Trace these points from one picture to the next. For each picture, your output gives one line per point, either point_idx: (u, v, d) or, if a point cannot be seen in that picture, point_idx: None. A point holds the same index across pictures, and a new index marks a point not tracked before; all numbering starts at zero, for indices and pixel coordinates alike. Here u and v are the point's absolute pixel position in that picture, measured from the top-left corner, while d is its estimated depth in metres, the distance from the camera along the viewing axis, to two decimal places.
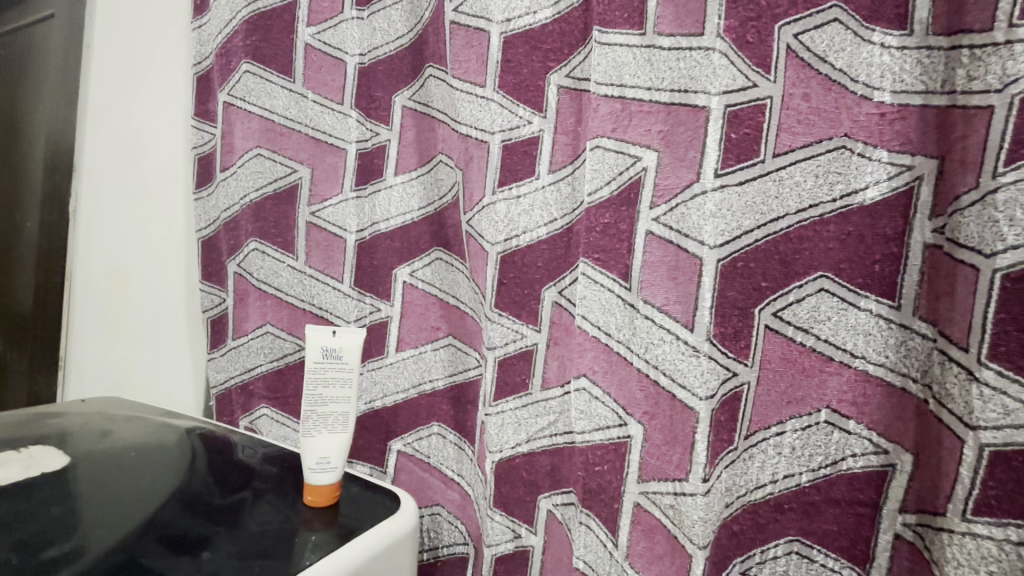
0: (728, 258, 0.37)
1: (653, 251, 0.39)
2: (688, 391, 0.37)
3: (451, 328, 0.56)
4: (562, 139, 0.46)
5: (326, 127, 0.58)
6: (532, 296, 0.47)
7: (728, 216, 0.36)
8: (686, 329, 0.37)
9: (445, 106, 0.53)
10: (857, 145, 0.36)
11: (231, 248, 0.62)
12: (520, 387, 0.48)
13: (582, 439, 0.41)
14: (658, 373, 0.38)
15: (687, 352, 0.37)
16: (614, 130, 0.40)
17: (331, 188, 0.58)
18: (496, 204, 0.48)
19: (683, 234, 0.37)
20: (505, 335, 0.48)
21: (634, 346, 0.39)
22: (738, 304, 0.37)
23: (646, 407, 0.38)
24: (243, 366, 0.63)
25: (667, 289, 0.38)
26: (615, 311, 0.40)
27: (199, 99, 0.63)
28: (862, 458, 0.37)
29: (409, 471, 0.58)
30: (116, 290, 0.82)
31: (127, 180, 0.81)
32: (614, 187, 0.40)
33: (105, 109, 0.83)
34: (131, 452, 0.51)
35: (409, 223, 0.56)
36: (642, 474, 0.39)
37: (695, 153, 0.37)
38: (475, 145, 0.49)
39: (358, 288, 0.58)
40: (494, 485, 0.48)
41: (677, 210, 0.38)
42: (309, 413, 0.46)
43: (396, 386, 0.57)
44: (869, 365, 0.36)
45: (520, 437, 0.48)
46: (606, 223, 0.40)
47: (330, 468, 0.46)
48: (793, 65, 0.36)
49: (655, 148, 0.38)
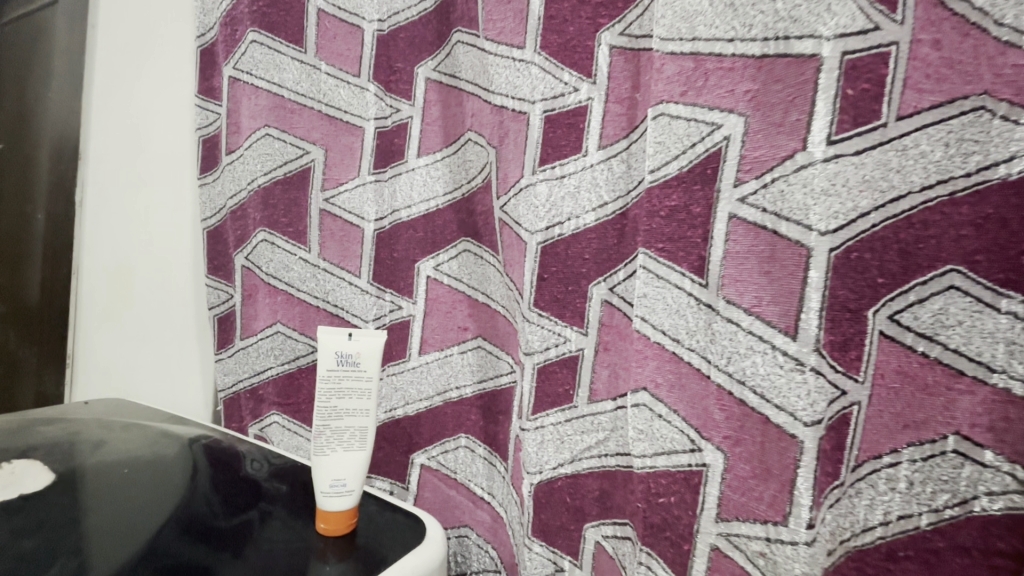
0: (841, 247, 0.29)
1: (737, 240, 0.32)
2: (787, 413, 0.30)
3: (480, 329, 0.49)
4: (614, 108, 0.39)
5: (342, 103, 0.51)
6: (577, 294, 0.40)
7: (840, 194, 0.29)
8: (784, 336, 0.30)
9: (474, 75, 0.46)
10: (1000, 106, 0.26)
11: (238, 239, 0.57)
12: (563, 400, 0.41)
13: (641, 464, 0.34)
14: (743, 390, 0.31)
15: (786, 365, 0.30)
16: (686, 93, 0.32)
17: (346, 171, 0.52)
18: (535, 184, 0.41)
19: (781, 216, 0.30)
20: (546, 339, 0.41)
21: (711, 355, 0.32)
22: (850, 305, 0.30)
23: (728, 430, 0.32)
24: (253, 368, 0.57)
25: (759, 286, 0.31)
26: (685, 313, 0.33)
27: (203, 75, 0.58)
28: (1003, 498, 0.28)
29: (433, 488, 0.52)
30: (121, 284, 0.78)
31: (131, 167, 0.76)
32: (683, 163, 0.33)
33: (110, 92, 0.79)
34: (123, 469, 0.45)
35: (433, 210, 0.49)
36: (721, 511, 0.32)
37: (799, 115, 0.30)
38: (511, 118, 0.43)
39: (378, 284, 0.52)
40: (533, 512, 0.42)
41: (773, 185, 0.30)
42: (322, 429, 0.40)
43: (420, 393, 0.51)
44: (1015, 382, 0.27)
45: (563, 457, 0.41)
46: (673, 207, 0.33)
47: (347, 492, 0.40)
48: (922, 3, 0.28)
49: (742, 113, 0.31)
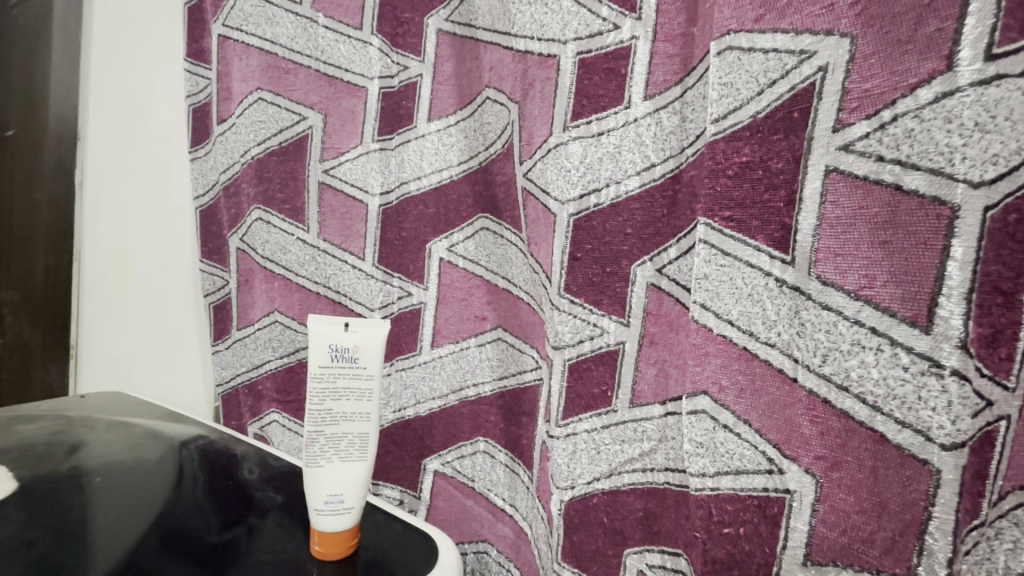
0: (999, 205, 0.21)
1: (837, 203, 0.24)
2: (914, 431, 0.22)
3: (500, 318, 0.43)
4: (663, 48, 0.32)
5: (342, 60, 0.45)
6: (616, 276, 0.34)
7: (1001, 129, 0.20)
8: (911, 328, 0.22)
9: (494, 21, 0.39)
10: None
11: (232, 218, 0.52)
12: (599, 402, 0.35)
13: (698, 486, 0.27)
14: (845, 399, 0.24)
15: (915, 368, 0.22)
16: (762, 18, 0.25)
17: (348, 139, 0.46)
18: (567, 143, 0.34)
19: (908, 166, 0.22)
20: (579, 331, 0.34)
21: (798, 352, 0.25)
22: (1001, 286, 0.21)
23: (821, 449, 0.25)
24: (251, 361, 0.52)
25: (870, 261, 0.23)
26: (763, 300, 0.26)
27: (193, 36, 0.52)
28: None
29: (448, 497, 0.46)
30: (123, 272, 0.74)
31: (132, 146, 0.71)
32: (759, 107, 0.25)
33: (109, 67, 0.74)
34: (100, 476, 0.41)
35: (446, 182, 0.43)
36: (812, 553, 0.25)
37: (939, 24, 0.21)
38: (538, 65, 0.36)
39: (385, 268, 0.45)
40: (564, 533, 0.35)
41: (894, 126, 0.22)
42: (314, 436, 0.34)
43: (432, 390, 0.45)
44: None
45: (598, 470, 0.34)
46: (744, 163, 0.26)
47: (345, 510, 0.34)
48: None
49: (845, 32, 0.23)
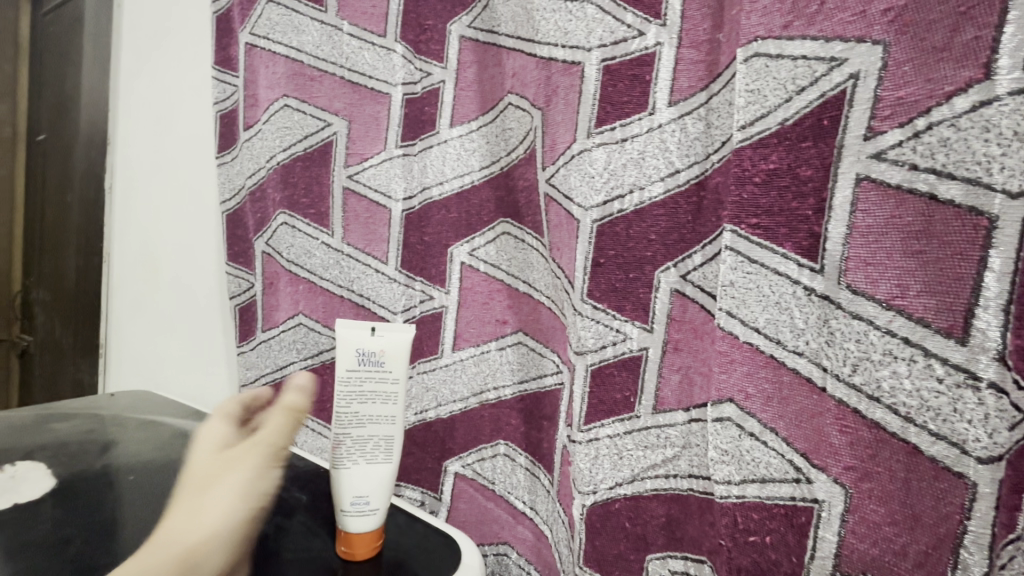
0: None
1: (868, 211, 0.24)
2: (949, 444, 0.22)
3: (521, 322, 0.43)
4: (688, 55, 0.32)
5: (366, 67, 0.46)
6: (639, 282, 0.34)
7: None
8: (947, 340, 0.22)
9: (517, 27, 0.39)
10: None
11: (257, 223, 0.53)
12: (620, 408, 0.35)
13: (723, 493, 0.27)
14: (876, 409, 0.24)
15: (948, 379, 0.22)
16: (791, 24, 0.25)
17: (371, 144, 0.46)
18: (591, 150, 0.34)
19: (944, 175, 0.22)
20: (601, 336, 0.34)
21: (827, 361, 0.25)
22: None
23: (851, 460, 0.25)
24: (274, 363, 0.53)
25: (902, 270, 0.23)
26: (791, 308, 0.26)
27: (220, 44, 0.53)
28: None
29: (469, 499, 0.46)
30: (151, 275, 0.76)
31: (158, 152, 0.73)
32: (787, 114, 0.25)
33: (135, 75, 0.75)
34: (132, 474, 0.42)
35: (468, 187, 0.43)
36: (841, 563, 0.25)
37: (977, 32, 0.21)
38: (561, 71, 0.36)
39: (407, 272, 0.46)
40: (586, 538, 0.35)
41: (928, 134, 0.22)
42: (340, 438, 0.35)
43: (453, 393, 0.45)
44: None
45: (620, 476, 0.34)
46: (771, 171, 0.26)
47: (370, 511, 0.35)
48: None
49: (878, 39, 0.23)
